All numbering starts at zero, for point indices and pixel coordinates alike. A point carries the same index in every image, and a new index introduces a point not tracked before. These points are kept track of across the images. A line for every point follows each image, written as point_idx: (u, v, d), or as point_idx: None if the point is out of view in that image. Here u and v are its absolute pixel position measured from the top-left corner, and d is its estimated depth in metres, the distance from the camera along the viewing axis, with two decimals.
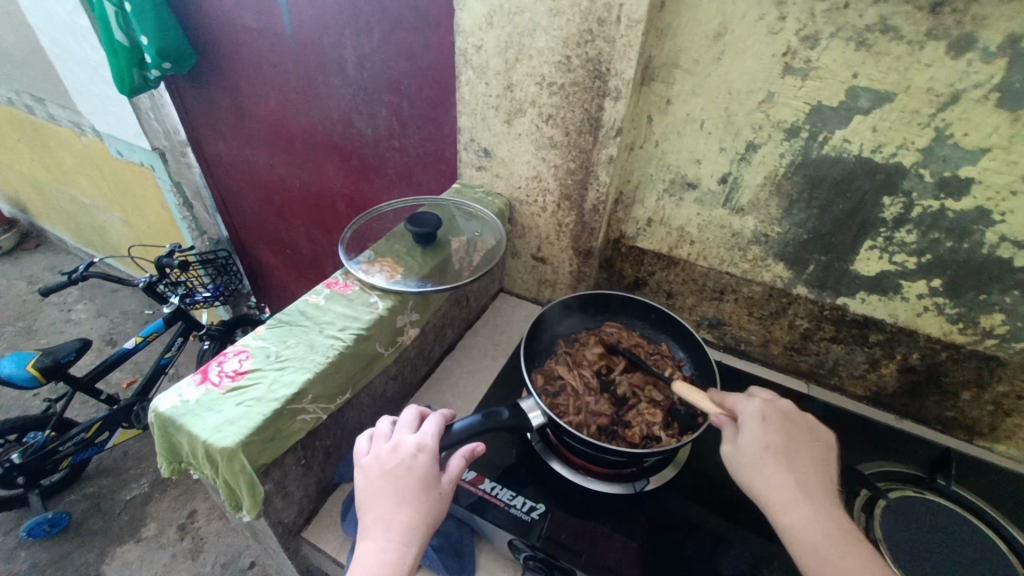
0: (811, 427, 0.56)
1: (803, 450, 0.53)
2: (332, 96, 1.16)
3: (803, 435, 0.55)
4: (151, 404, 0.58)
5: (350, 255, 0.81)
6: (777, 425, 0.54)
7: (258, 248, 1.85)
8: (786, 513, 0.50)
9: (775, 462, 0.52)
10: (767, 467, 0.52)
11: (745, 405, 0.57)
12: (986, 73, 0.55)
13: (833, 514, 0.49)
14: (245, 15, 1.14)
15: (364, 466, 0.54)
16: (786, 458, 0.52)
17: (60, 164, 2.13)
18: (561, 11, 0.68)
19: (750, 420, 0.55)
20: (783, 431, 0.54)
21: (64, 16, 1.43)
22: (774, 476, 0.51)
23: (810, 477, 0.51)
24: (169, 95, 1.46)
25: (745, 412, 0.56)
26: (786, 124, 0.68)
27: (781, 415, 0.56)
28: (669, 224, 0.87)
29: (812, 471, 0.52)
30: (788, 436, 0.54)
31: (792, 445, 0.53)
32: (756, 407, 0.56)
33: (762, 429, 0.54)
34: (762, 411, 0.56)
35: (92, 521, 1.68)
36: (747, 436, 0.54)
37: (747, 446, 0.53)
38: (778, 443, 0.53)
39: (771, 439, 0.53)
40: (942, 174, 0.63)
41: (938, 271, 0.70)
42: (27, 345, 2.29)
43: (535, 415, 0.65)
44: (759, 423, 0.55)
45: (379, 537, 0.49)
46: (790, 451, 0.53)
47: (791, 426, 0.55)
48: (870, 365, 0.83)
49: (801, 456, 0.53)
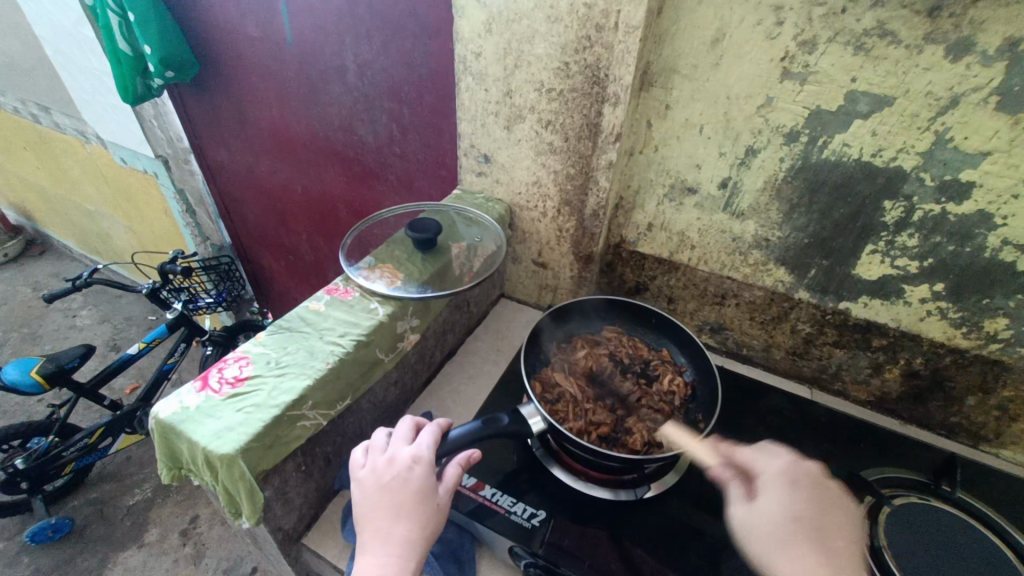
0: (837, 497, 0.52)
1: (831, 523, 0.50)
2: (332, 103, 1.17)
3: (830, 504, 0.52)
4: (152, 411, 0.58)
5: (351, 261, 0.81)
6: (804, 492, 0.52)
7: (260, 254, 1.86)
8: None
9: (798, 531, 0.48)
10: (789, 537, 0.48)
11: (765, 465, 0.55)
12: (986, 77, 0.55)
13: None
14: (248, 24, 1.15)
15: (359, 480, 0.54)
16: (810, 528, 0.49)
17: (65, 171, 2.15)
18: (559, 18, 0.68)
19: (773, 485, 0.52)
20: (810, 499, 0.51)
21: (69, 25, 1.45)
22: (796, 545, 0.47)
23: (839, 554, 0.47)
24: (172, 102, 1.47)
25: (766, 475, 0.54)
26: (785, 128, 0.68)
27: (808, 481, 0.53)
28: (669, 229, 0.87)
29: (840, 546, 0.48)
30: (813, 505, 0.51)
31: (818, 515, 0.50)
32: (778, 468, 0.54)
33: (785, 495, 0.51)
34: (788, 475, 0.53)
35: (95, 527, 1.68)
36: (765, 498, 0.52)
37: (766, 512, 0.51)
38: (802, 512, 0.50)
39: (796, 505, 0.50)
40: (943, 178, 0.63)
41: (939, 275, 0.70)
42: (32, 351, 2.30)
43: (536, 421, 0.65)
44: (783, 485, 0.52)
45: (376, 552, 0.48)
46: (814, 522, 0.49)
47: (818, 495, 0.52)
48: (873, 370, 0.82)
49: (830, 530, 0.49)
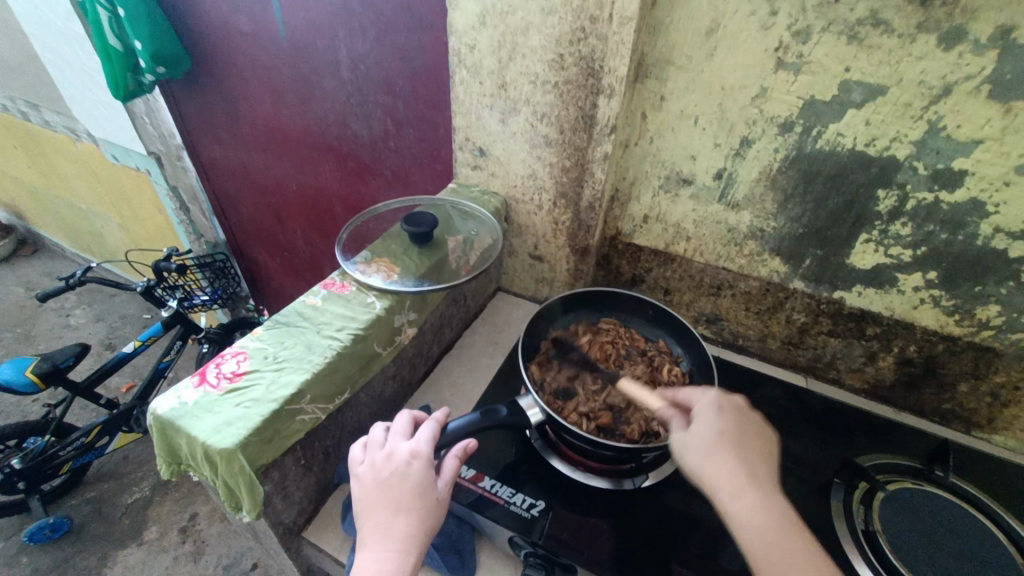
0: (759, 419, 0.54)
1: (754, 440, 0.52)
2: (326, 97, 1.16)
3: (752, 424, 0.53)
4: (150, 407, 0.58)
5: (347, 256, 0.81)
6: (731, 415, 0.53)
7: (256, 251, 1.85)
8: (736, 496, 0.47)
9: (726, 448, 0.50)
10: (716, 452, 0.49)
11: (700, 396, 0.56)
12: (978, 65, 0.55)
13: (777, 502, 0.47)
14: (240, 18, 1.14)
15: (359, 476, 0.54)
16: (736, 445, 0.50)
17: (57, 170, 2.13)
18: (553, 10, 0.68)
19: (706, 409, 0.54)
20: (737, 421, 0.53)
21: (57, 21, 1.43)
22: (722, 459, 0.49)
23: (758, 466, 0.49)
24: (164, 99, 1.46)
25: (701, 403, 0.55)
26: (779, 118, 0.68)
27: (736, 407, 0.55)
28: (665, 221, 0.87)
29: (760, 460, 0.50)
30: (739, 425, 0.52)
31: (743, 434, 0.52)
32: (711, 397, 0.55)
33: (716, 417, 0.53)
34: (719, 401, 0.55)
35: (93, 526, 1.68)
36: (701, 423, 0.52)
37: (700, 431, 0.51)
38: (730, 432, 0.51)
39: (724, 426, 0.52)
40: (936, 167, 0.63)
41: (933, 263, 0.70)
42: (26, 351, 2.28)
43: (534, 412, 0.66)
44: (715, 411, 0.53)
45: (376, 547, 0.49)
46: (740, 440, 0.51)
47: (743, 417, 0.53)
48: (868, 358, 0.83)
49: (752, 447, 0.51)
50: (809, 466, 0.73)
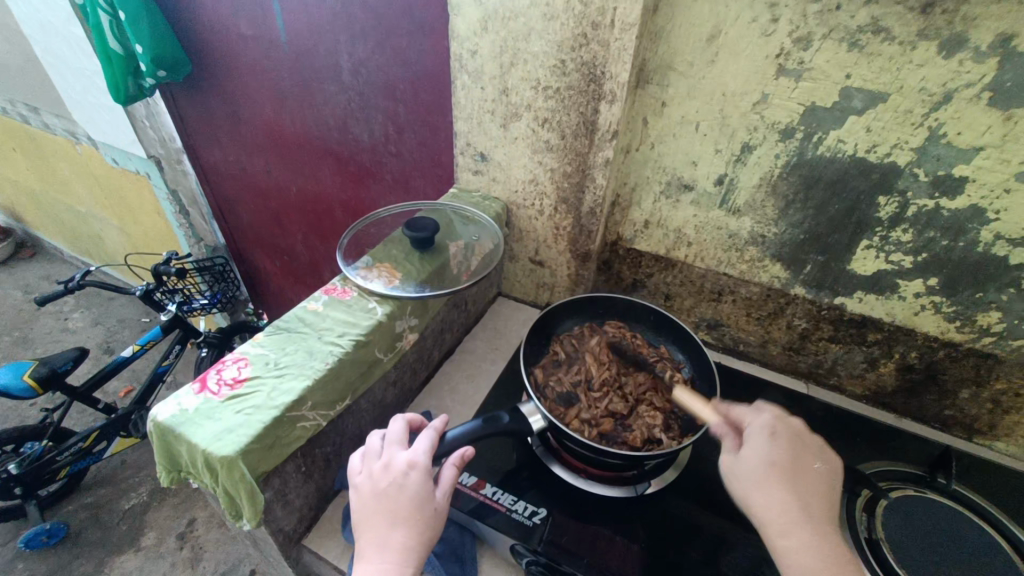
0: (817, 447, 0.53)
1: (810, 472, 0.51)
2: (327, 102, 1.16)
3: (809, 454, 0.52)
4: (150, 414, 0.57)
5: (348, 260, 0.81)
6: (786, 443, 0.52)
7: (255, 255, 1.85)
8: (785, 531, 0.47)
9: (777, 480, 0.50)
10: (768, 485, 0.49)
11: (753, 419, 0.56)
12: (979, 73, 0.56)
13: (830, 539, 0.47)
14: (241, 23, 1.14)
15: (357, 486, 0.54)
16: (789, 478, 0.50)
17: (56, 173, 2.13)
18: (555, 16, 0.68)
19: (757, 436, 0.53)
20: (791, 451, 0.52)
21: (58, 25, 1.43)
22: (773, 493, 0.49)
23: (813, 501, 0.49)
24: (164, 103, 1.46)
25: (752, 428, 0.55)
26: (780, 125, 0.68)
27: (791, 434, 0.54)
28: (666, 226, 0.87)
29: (815, 493, 0.50)
30: (794, 455, 0.52)
31: (798, 464, 0.51)
32: (764, 422, 0.54)
33: (769, 446, 0.52)
34: (772, 427, 0.54)
35: (91, 532, 1.67)
36: (750, 449, 0.52)
37: (750, 460, 0.52)
38: (784, 462, 0.51)
39: (778, 456, 0.51)
40: (936, 174, 0.63)
41: (934, 269, 0.70)
42: (23, 354, 2.27)
43: (536, 419, 0.66)
44: (768, 439, 0.53)
45: (374, 559, 0.48)
46: (794, 473, 0.50)
47: (801, 446, 0.53)
48: (868, 364, 0.83)
49: (807, 479, 0.50)
50: None
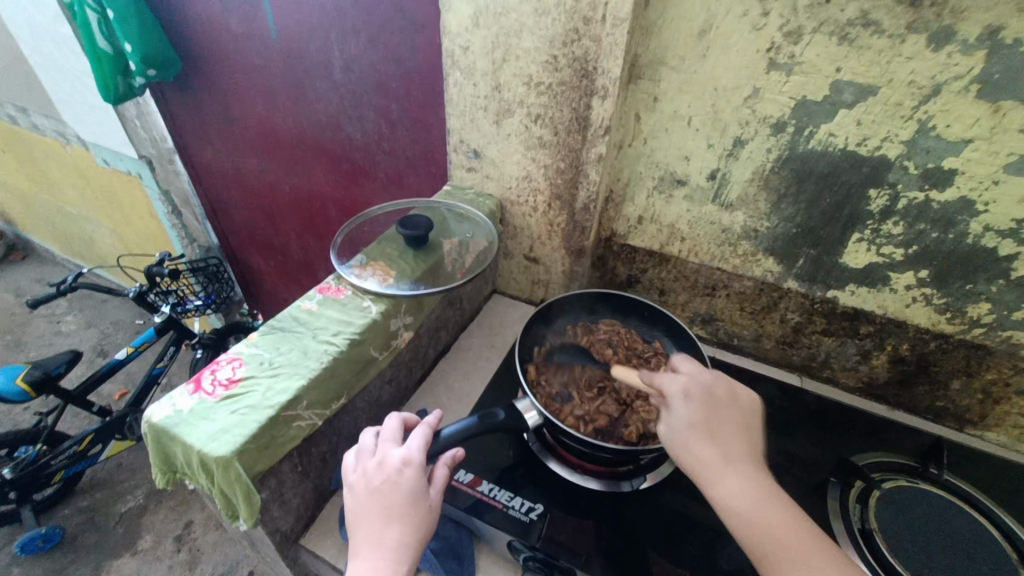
0: (728, 395, 0.56)
1: (724, 421, 0.53)
2: (319, 100, 1.16)
3: (720, 402, 0.55)
4: (145, 415, 0.57)
5: (341, 259, 0.81)
6: (697, 398, 0.55)
7: (250, 255, 1.84)
8: (716, 483, 0.49)
9: (699, 436, 0.52)
10: (692, 443, 0.52)
11: (669, 381, 0.57)
12: (967, 65, 0.56)
13: (754, 479, 0.50)
14: (230, 20, 1.13)
15: (351, 485, 0.53)
16: (709, 432, 0.52)
17: (46, 174, 2.11)
18: (546, 11, 0.68)
19: (674, 398, 0.55)
20: (705, 405, 0.54)
21: (46, 24, 1.41)
22: (698, 451, 0.51)
23: (734, 448, 0.51)
24: (154, 102, 1.45)
25: (669, 391, 0.56)
26: (771, 119, 0.69)
27: (703, 388, 0.56)
28: (659, 222, 0.87)
29: (733, 440, 0.52)
30: (705, 406, 0.54)
31: (712, 416, 0.53)
32: (679, 383, 0.56)
33: (683, 404, 0.54)
34: (686, 388, 0.55)
35: (86, 535, 1.66)
36: (673, 413, 0.54)
37: (674, 423, 0.53)
38: (700, 418, 0.53)
39: (692, 412, 0.53)
40: (926, 166, 0.64)
41: (924, 262, 0.71)
42: (16, 358, 2.26)
43: (531, 415, 0.66)
44: (682, 400, 0.54)
45: (369, 556, 0.48)
46: (712, 426, 0.53)
47: (711, 398, 0.55)
48: (861, 357, 0.84)
49: (725, 428, 0.53)
50: (803, 465, 0.73)
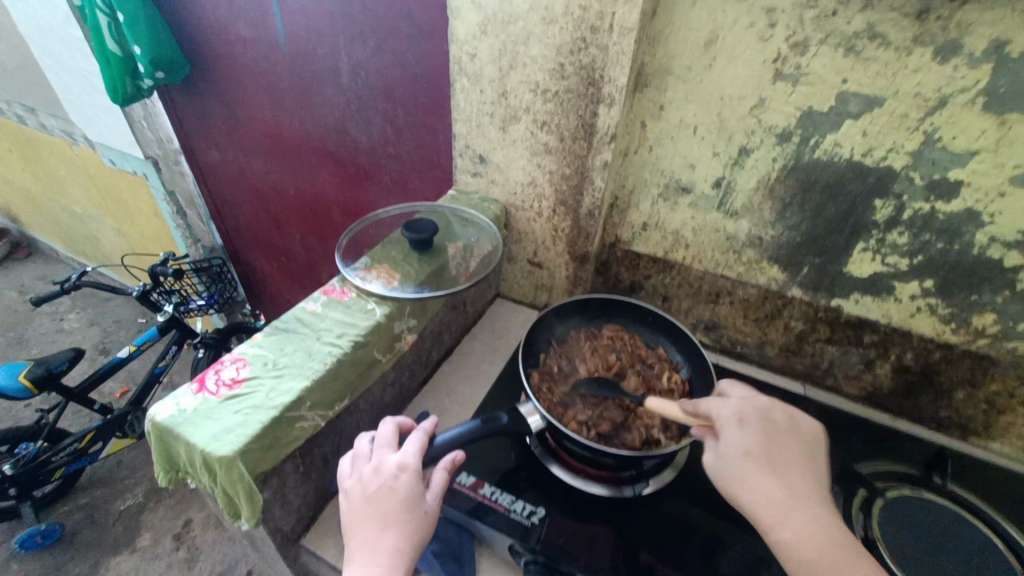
0: (788, 423, 0.54)
1: (786, 452, 0.52)
2: (326, 104, 1.16)
3: (781, 432, 0.53)
4: (149, 413, 0.57)
5: (347, 262, 0.81)
6: (756, 427, 0.53)
7: (253, 255, 1.85)
8: (781, 524, 0.48)
9: (759, 470, 0.50)
10: (751, 476, 0.50)
11: (719, 408, 0.55)
12: (973, 78, 0.56)
13: (822, 519, 0.48)
14: (239, 25, 1.14)
15: (347, 490, 0.54)
16: (769, 464, 0.50)
17: (52, 174, 2.12)
18: (554, 20, 0.69)
19: (727, 426, 0.53)
20: (763, 434, 0.52)
21: (55, 26, 1.42)
22: (760, 487, 0.49)
23: (799, 483, 0.50)
24: (162, 104, 1.46)
25: (721, 419, 0.54)
26: (777, 128, 0.69)
27: (759, 416, 0.54)
28: (664, 229, 0.87)
29: (797, 474, 0.50)
30: (765, 437, 0.52)
31: (772, 448, 0.51)
32: (732, 409, 0.54)
33: (740, 434, 0.52)
34: (739, 415, 0.54)
35: (86, 533, 1.66)
36: (726, 442, 0.52)
37: (729, 454, 0.52)
38: (760, 450, 0.51)
39: (751, 444, 0.51)
40: (932, 177, 0.64)
41: (929, 272, 0.71)
42: (18, 355, 2.26)
43: (535, 419, 0.66)
44: (737, 427, 0.53)
45: (364, 563, 0.48)
46: (772, 458, 0.51)
47: (772, 427, 0.53)
48: (865, 366, 0.84)
49: (786, 461, 0.51)
50: None
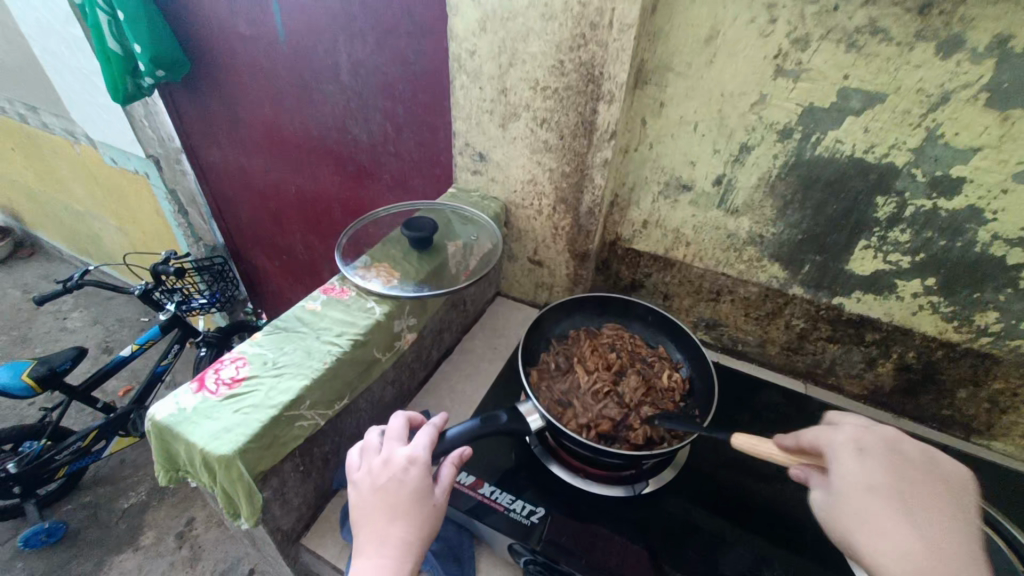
0: (927, 461, 0.43)
1: (924, 495, 0.40)
2: (326, 102, 1.16)
3: (917, 471, 0.42)
4: (148, 413, 0.57)
5: (346, 260, 0.81)
6: (881, 459, 0.43)
7: (254, 254, 1.85)
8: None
9: (887, 509, 0.40)
10: (875, 519, 0.39)
11: (829, 436, 0.46)
12: (976, 74, 0.56)
13: None
14: (239, 23, 1.14)
15: (356, 482, 0.53)
16: (901, 506, 0.40)
17: (55, 173, 2.13)
18: (553, 16, 0.68)
19: (842, 453, 0.44)
20: (895, 470, 0.42)
21: (56, 25, 1.43)
22: (887, 530, 0.39)
23: (944, 539, 0.38)
24: (162, 102, 1.46)
25: (835, 445, 0.45)
26: (778, 125, 0.68)
27: (885, 446, 0.43)
28: (664, 226, 0.87)
29: (940, 525, 0.39)
30: (896, 472, 0.41)
31: (907, 487, 0.41)
32: (848, 436, 0.45)
33: (859, 464, 0.42)
34: (858, 441, 0.44)
35: (89, 531, 1.67)
36: (839, 472, 0.43)
37: (845, 487, 0.42)
38: (889, 486, 0.41)
39: (876, 477, 0.41)
40: (934, 174, 0.63)
41: (931, 270, 0.71)
42: (22, 354, 2.27)
43: (534, 419, 0.65)
44: (856, 456, 0.43)
45: (372, 554, 0.48)
46: (907, 500, 0.40)
47: (903, 461, 0.42)
48: (867, 364, 0.83)
49: (922, 506, 0.40)
50: None
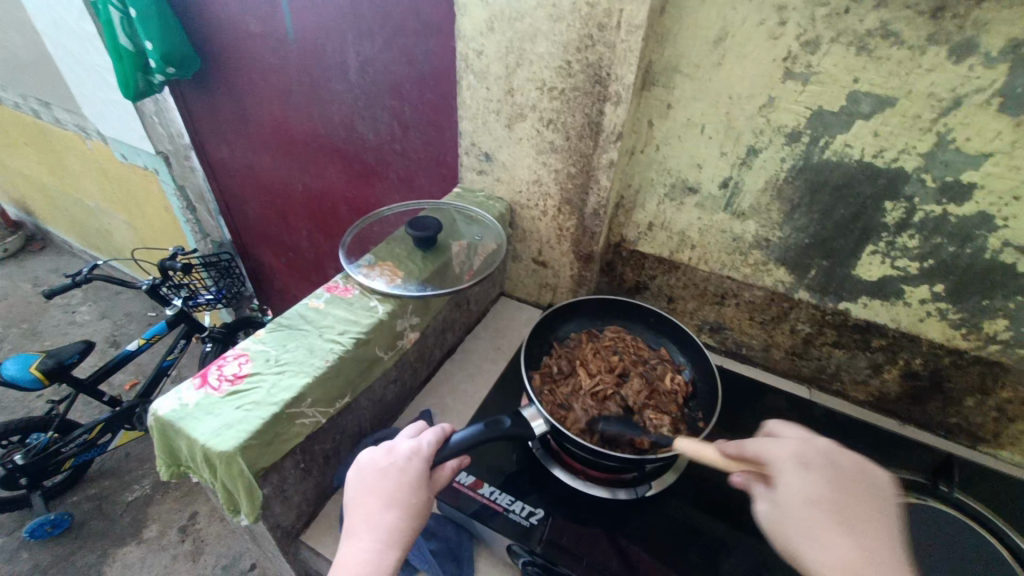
0: (860, 470, 0.46)
1: (859, 506, 0.44)
2: (334, 100, 1.17)
3: (854, 483, 0.45)
4: (151, 408, 0.58)
5: (350, 258, 0.81)
6: (822, 472, 0.45)
7: (261, 251, 1.86)
8: None
9: (828, 522, 0.43)
10: (820, 532, 0.42)
11: (773, 449, 0.49)
12: (988, 78, 0.55)
13: None
14: (250, 21, 1.15)
15: (358, 465, 0.54)
16: (840, 518, 0.43)
17: (67, 168, 2.15)
18: (561, 17, 0.68)
19: (787, 468, 0.46)
20: (832, 481, 0.45)
21: (69, 21, 1.44)
22: (830, 541, 0.41)
23: (879, 547, 0.41)
24: (173, 99, 1.47)
25: (778, 460, 0.48)
26: (786, 128, 0.68)
27: (823, 458, 0.47)
28: (669, 229, 0.87)
29: (872, 532, 0.42)
30: (834, 485, 0.45)
31: (842, 499, 0.44)
32: (789, 449, 0.48)
33: (801, 478, 0.45)
34: (800, 456, 0.47)
35: (94, 523, 1.68)
36: (784, 486, 0.46)
37: (790, 499, 0.45)
38: (827, 498, 0.44)
39: (817, 491, 0.44)
40: (944, 180, 0.63)
41: (940, 276, 0.70)
42: (32, 346, 2.30)
43: (537, 424, 0.64)
44: (800, 469, 0.46)
45: (362, 536, 0.49)
46: (845, 513, 0.43)
47: (839, 473, 0.45)
48: (873, 370, 0.82)
49: (859, 515, 0.43)
50: None
